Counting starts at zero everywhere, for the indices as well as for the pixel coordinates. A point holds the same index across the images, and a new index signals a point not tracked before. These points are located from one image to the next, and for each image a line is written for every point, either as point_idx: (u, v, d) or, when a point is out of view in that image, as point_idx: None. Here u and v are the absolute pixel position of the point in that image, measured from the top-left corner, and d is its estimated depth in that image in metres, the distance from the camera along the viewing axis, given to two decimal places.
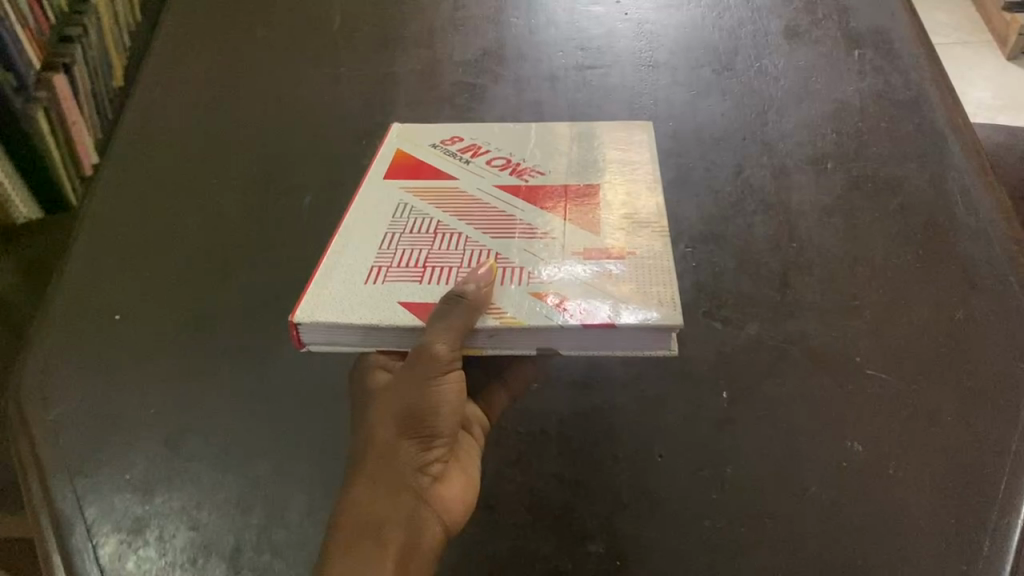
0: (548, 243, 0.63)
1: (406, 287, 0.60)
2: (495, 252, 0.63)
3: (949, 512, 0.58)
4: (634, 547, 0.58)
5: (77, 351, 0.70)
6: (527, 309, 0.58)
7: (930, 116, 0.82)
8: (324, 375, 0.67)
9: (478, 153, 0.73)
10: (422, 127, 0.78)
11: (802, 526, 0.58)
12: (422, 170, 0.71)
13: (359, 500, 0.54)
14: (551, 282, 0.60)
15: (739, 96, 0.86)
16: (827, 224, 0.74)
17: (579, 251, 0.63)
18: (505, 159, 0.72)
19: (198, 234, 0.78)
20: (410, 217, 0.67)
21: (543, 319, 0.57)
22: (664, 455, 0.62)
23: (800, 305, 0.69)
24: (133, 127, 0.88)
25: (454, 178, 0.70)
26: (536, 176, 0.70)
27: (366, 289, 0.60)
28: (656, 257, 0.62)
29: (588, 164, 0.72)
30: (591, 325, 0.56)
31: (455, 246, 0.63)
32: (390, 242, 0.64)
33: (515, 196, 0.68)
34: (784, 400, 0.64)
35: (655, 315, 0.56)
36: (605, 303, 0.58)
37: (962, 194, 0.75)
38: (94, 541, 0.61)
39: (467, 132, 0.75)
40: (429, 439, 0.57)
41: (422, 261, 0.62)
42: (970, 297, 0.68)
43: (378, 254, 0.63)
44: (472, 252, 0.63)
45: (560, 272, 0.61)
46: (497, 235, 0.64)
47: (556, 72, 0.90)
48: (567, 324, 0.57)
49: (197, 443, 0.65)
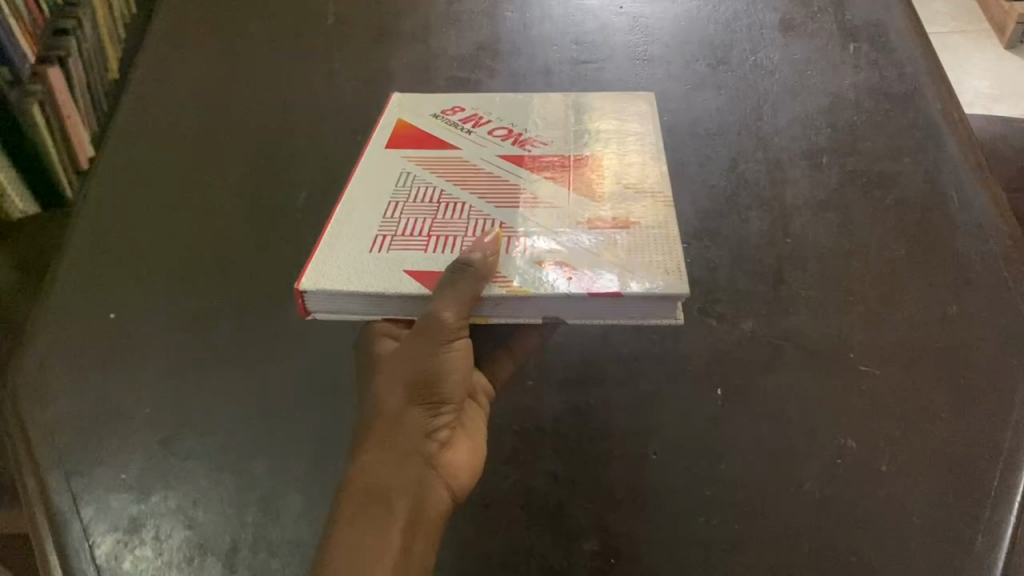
0: (552, 213, 0.63)
1: (411, 255, 0.60)
2: (500, 221, 0.63)
3: (942, 508, 0.58)
4: (628, 544, 0.58)
5: (72, 350, 0.70)
6: (533, 277, 0.58)
7: (926, 109, 0.82)
8: (319, 373, 0.68)
9: (480, 122, 0.73)
10: (424, 96, 0.77)
11: (795, 522, 0.58)
12: (426, 138, 0.71)
13: (368, 467, 0.54)
14: (556, 250, 0.60)
15: (735, 90, 0.85)
16: (822, 220, 0.74)
17: (583, 219, 0.63)
18: (507, 128, 0.72)
19: (195, 230, 0.78)
20: (413, 185, 0.66)
21: (550, 287, 0.57)
22: (658, 452, 0.62)
23: (795, 301, 0.69)
24: (128, 122, 0.88)
25: (457, 148, 0.70)
26: (539, 146, 0.70)
27: (370, 257, 0.60)
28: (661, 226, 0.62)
29: (591, 133, 0.72)
30: (597, 293, 0.57)
31: (459, 217, 0.63)
32: (394, 210, 0.64)
33: (519, 166, 0.68)
34: (779, 396, 0.64)
35: (661, 284, 0.56)
36: (612, 272, 0.58)
37: (957, 188, 0.75)
38: (91, 540, 0.61)
39: (469, 102, 0.75)
40: (437, 406, 0.58)
41: (427, 230, 0.62)
42: (965, 293, 0.68)
43: (381, 224, 0.63)
44: (476, 222, 0.63)
45: (565, 240, 0.61)
46: (502, 205, 0.64)
47: (551, 66, 0.89)
48: (572, 292, 0.57)
49: (192, 441, 0.65)
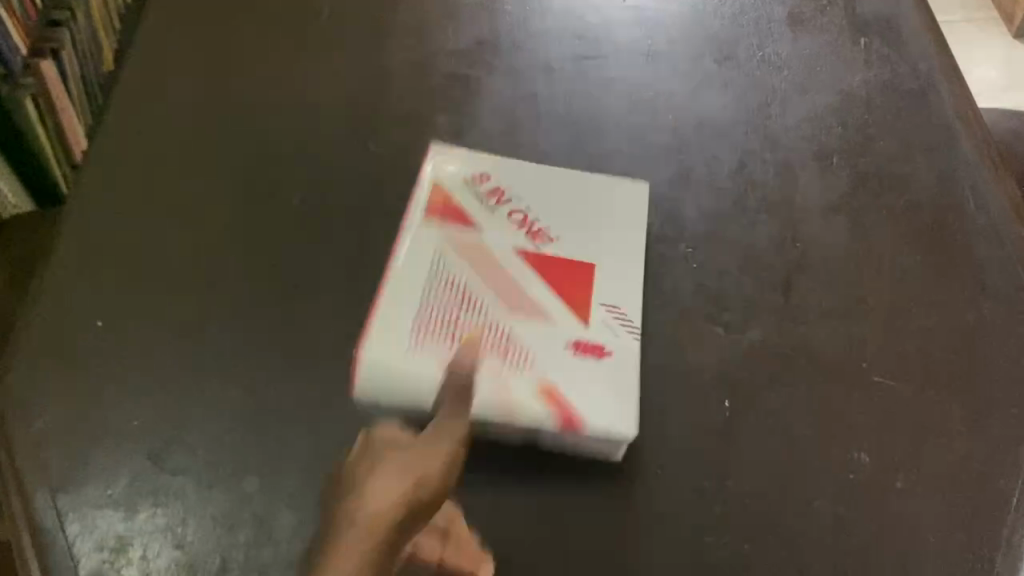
0: (558, 339, 0.62)
1: (437, 361, 0.60)
2: (512, 332, 0.62)
3: (957, 531, 0.57)
4: (634, 566, 0.56)
5: (58, 359, 0.68)
6: (531, 340, 0.63)
7: (939, 108, 0.80)
8: (314, 384, 0.65)
9: (502, 195, 0.71)
10: (456, 145, 0.75)
11: (807, 543, 0.57)
12: (452, 211, 0.69)
13: (367, 482, 0.52)
14: (548, 303, 0.65)
15: (742, 87, 0.83)
16: (833, 223, 0.72)
17: (567, 267, 0.67)
18: (525, 209, 0.70)
19: (186, 235, 0.75)
20: (441, 272, 0.65)
21: (549, 354, 0.62)
22: (664, 468, 0.60)
23: (805, 309, 0.67)
24: (114, 114, 0.84)
25: (478, 228, 0.68)
26: (551, 241, 0.68)
27: (404, 360, 0.60)
28: (633, 369, 0.62)
29: (602, 226, 0.70)
30: (590, 360, 0.62)
31: (478, 318, 0.63)
32: (408, 257, 0.67)
33: (508, 211, 0.70)
34: (789, 409, 0.62)
35: (631, 355, 0.63)
36: (597, 342, 0.63)
37: (971, 191, 0.73)
38: (76, 560, 0.59)
39: (494, 163, 0.73)
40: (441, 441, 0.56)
41: (450, 331, 0.62)
42: (978, 303, 0.67)
43: (413, 317, 0.62)
44: (491, 327, 0.62)
45: (552, 298, 0.65)
46: (514, 313, 0.63)
47: (552, 62, 0.87)
48: (569, 359, 0.62)
49: (182, 456, 0.62)
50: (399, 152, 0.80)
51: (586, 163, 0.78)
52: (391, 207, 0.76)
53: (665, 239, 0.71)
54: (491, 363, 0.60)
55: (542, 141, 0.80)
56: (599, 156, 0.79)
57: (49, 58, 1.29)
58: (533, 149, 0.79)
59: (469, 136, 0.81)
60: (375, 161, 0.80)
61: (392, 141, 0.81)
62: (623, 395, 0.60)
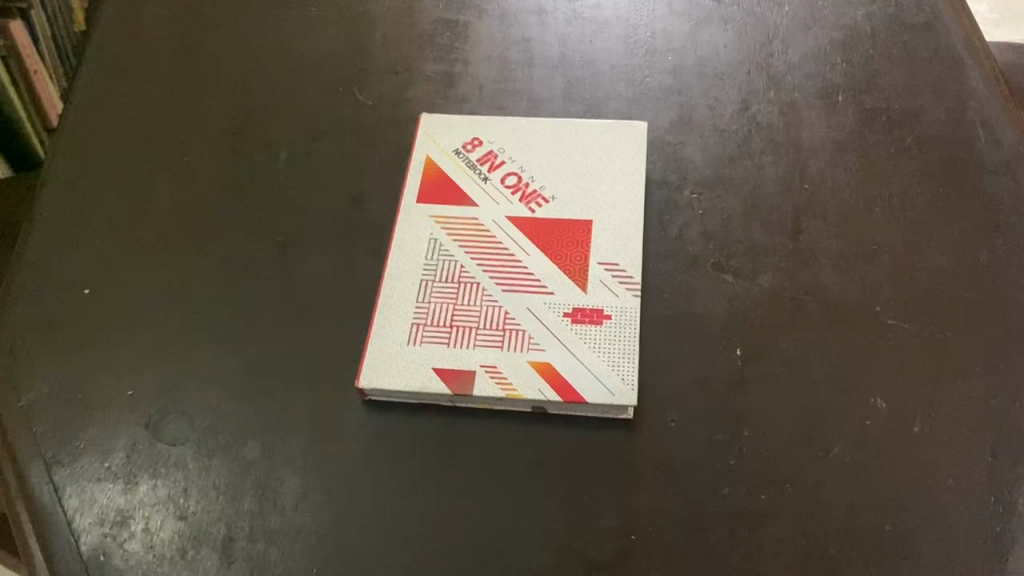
0: (556, 310, 0.62)
1: (439, 352, 0.61)
2: (509, 312, 0.63)
3: (980, 470, 0.56)
4: (650, 522, 0.55)
5: (45, 330, 0.66)
6: (530, 316, 0.62)
7: (946, 40, 0.77)
8: (311, 346, 0.63)
9: (495, 164, 0.71)
10: (453, 116, 0.75)
11: (827, 492, 0.55)
12: (450, 191, 0.70)
13: None
14: (544, 274, 0.64)
15: (741, 26, 0.80)
16: (840, 163, 0.70)
17: (565, 224, 0.67)
18: (518, 176, 0.70)
19: (170, 196, 0.73)
20: (440, 259, 0.66)
21: (544, 327, 0.62)
22: (677, 420, 0.58)
23: (815, 252, 0.65)
24: (92, 77, 0.81)
25: (474, 204, 0.69)
26: (543, 205, 0.68)
27: (406, 352, 0.61)
28: (633, 332, 0.62)
29: (598, 185, 0.69)
30: (583, 325, 0.62)
31: (475, 302, 0.63)
32: (417, 245, 0.67)
33: (510, 180, 0.70)
34: (802, 355, 0.60)
35: (628, 305, 0.63)
36: (592, 304, 0.63)
37: (983, 125, 0.71)
38: (77, 535, 0.57)
39: (487, 134, 0.73)
40: None
41: (450, 319, 0.63)
42: (995, 239, 0.65)
43: (415, 309, 0.64)
44: (489, 310, 0.63)
45: (546, 267, 0.65)
46: (509, 286, 0.64)
47: (545, 4, 0.83)
48: (565, 328, 0.62)
49: (179, 425, 0.61)
50: (388, 102, 0.77)
51: (583, 109, 0.75)
52: (385, 159, 0.73)
53: (667, 185, 0.70)
54: (491, 350, 0.61)
55: (538, 87, 0.77)
56: (597, 101, 0.76)
57: (18, 19, 1.18)
58: (529, 95, 0.77)
59: (462, 82, 0.78)
60: (363, 112, 0.77)
61: (380, 91, 0.78)
62: (622, 359, 0.60)
